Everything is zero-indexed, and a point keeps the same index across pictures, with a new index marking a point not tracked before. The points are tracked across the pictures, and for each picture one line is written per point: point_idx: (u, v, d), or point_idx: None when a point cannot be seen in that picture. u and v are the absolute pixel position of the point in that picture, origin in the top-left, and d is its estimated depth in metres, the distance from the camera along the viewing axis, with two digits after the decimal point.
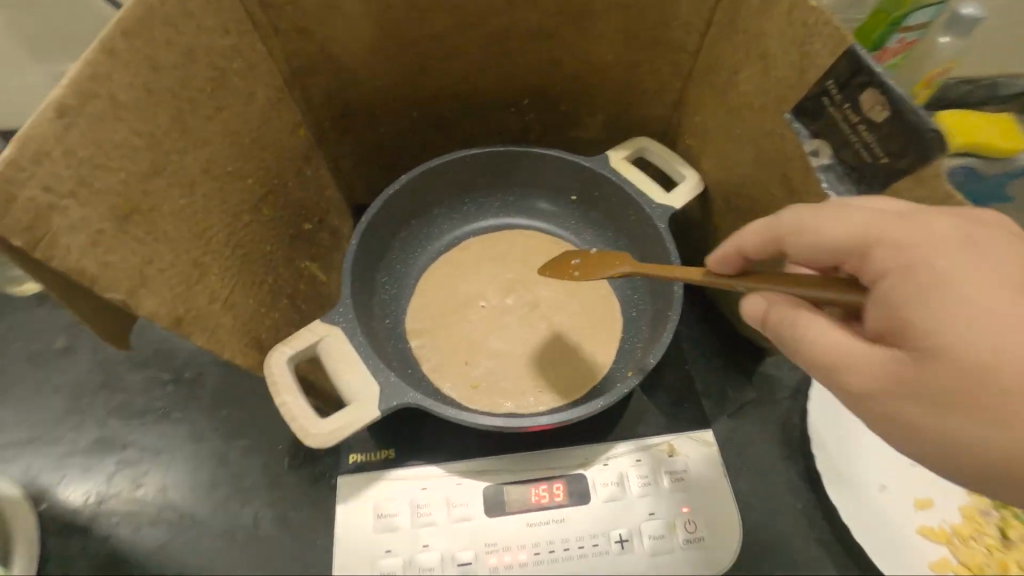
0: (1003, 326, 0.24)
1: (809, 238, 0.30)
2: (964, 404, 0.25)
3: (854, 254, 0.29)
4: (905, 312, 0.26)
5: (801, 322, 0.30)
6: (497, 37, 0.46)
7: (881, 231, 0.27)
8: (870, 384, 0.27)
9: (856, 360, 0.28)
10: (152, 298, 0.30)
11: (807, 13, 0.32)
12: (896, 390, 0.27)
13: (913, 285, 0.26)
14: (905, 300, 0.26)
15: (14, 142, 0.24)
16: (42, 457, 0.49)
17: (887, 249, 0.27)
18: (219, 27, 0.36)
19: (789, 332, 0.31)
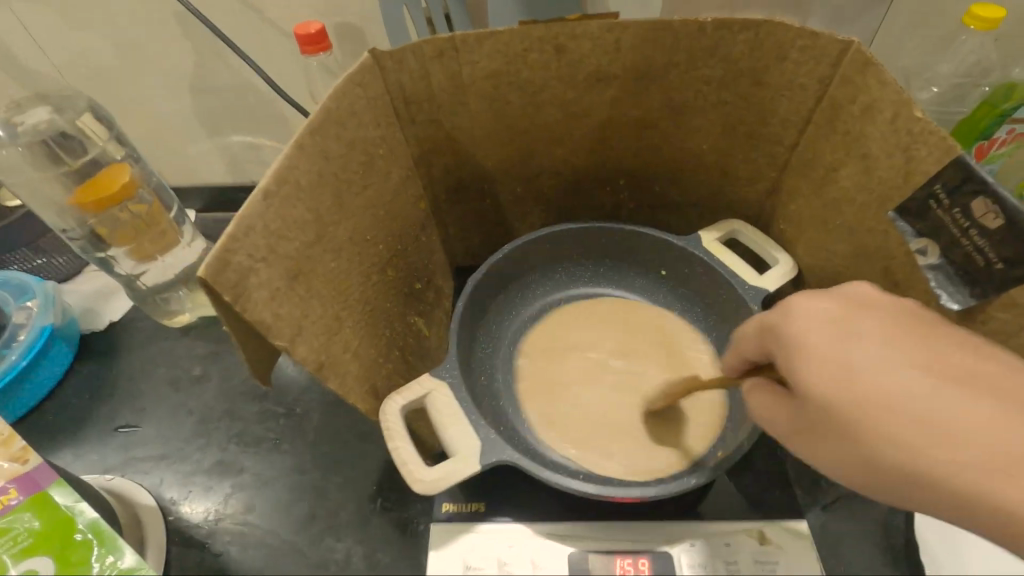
0: (897, 403, 0.28)
1: (771, 343, 0.33)
2: (905, 475, 0.28)
3: (786, 362, 0.32)
4: (830, 409, 0.29)
5: (772, 413, 0.34)
6: (601, 127, 0.50)
7: (806, 339, 0.31)
8: (834, 463, 0.30)
9: (816, 444, 0.31)
10: (304, 345, 0.36)
11: (912, 122, 0.35)
12: (857, 472, 0.29)
13: (831, 379, 0.30)
14: (823, 387, 0.30)
15: (235, 220, 0.30)
16: (173, 473, 0.56)
17: (817, 354, 0.30)
18: (373, 121, 0.43)
19: (770, 422, 0.34)
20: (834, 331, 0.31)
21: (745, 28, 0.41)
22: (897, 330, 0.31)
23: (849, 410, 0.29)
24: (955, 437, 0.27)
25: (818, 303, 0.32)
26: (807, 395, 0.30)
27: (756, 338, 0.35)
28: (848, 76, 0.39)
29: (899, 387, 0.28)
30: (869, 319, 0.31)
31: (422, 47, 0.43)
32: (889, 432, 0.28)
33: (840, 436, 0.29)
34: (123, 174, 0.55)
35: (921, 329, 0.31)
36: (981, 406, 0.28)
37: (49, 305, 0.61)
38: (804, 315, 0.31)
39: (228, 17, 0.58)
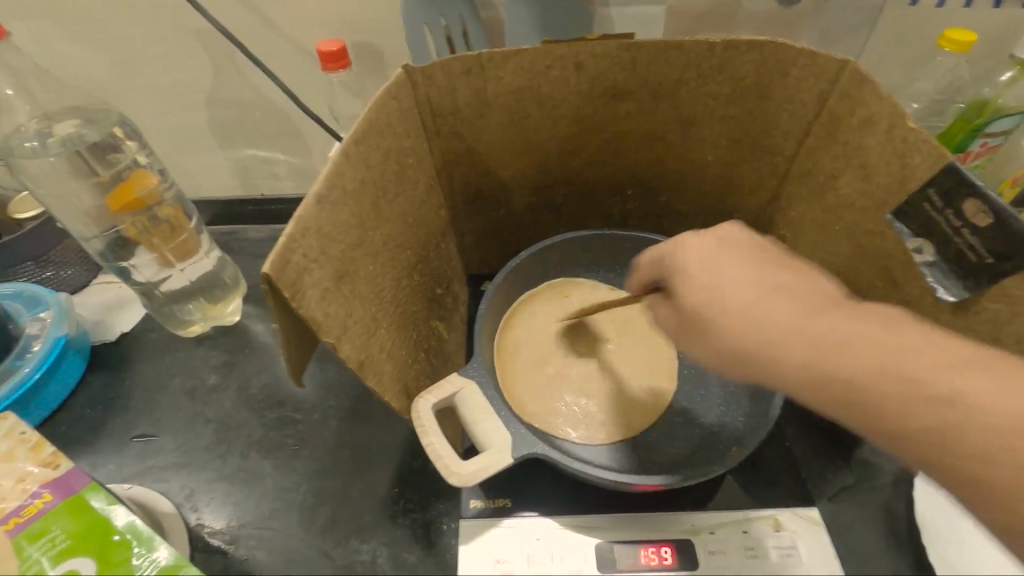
0: (761, 312, 0.33)
1: (664, 269, 0.40)
2: (757, 361, 0.33)
3: (679, 278, 0.38)
4: (699, 310, 0.36)
5: (669, 319, 0.39)
6: (612, 140, 0.54)
7: (706, 263, 0.37)
8: (709, 357, 0.36)
9: (697, 342, 0.36)
10: (349, 343, 0.37)
11: (907, 133, 0.39)
12: (719, 360, 0.35)
13: (704, 287, 0.36)
14: (698, 296, 0.36)
15: (293, 222, 0.33)
16: (193, 481, 0.56)
17: (692, 266, 0.37)
18: (404, 132, 0.45)
19: (665, 329, 0.40)
20: (700, 277, 0.37)
21: (751, 49, 0.44)
22: (727, 254, 0.37)
23: (707, 308, 0.35)
24: (798, 328, 0.32)
25: (705, 237, 0.39)
26: (688, 297, 0.37)
27: (651, 268, 0.42)
28: (846, 90, 0.43)
29: (745, 289, 0.34)
30: (730, 249, 0.37)
31: (451, 63, 0.45)
32: (733, 331, 0.34)
33: (708, 337, 0.35)
34: (149, 180, 0.58)
35: (759, 253, 0.37)
36: (806, 304, 0.33)
37: (63, 316, 0.61)
38: (700, 241, 0.38)
39: (251, 35, 0.61)
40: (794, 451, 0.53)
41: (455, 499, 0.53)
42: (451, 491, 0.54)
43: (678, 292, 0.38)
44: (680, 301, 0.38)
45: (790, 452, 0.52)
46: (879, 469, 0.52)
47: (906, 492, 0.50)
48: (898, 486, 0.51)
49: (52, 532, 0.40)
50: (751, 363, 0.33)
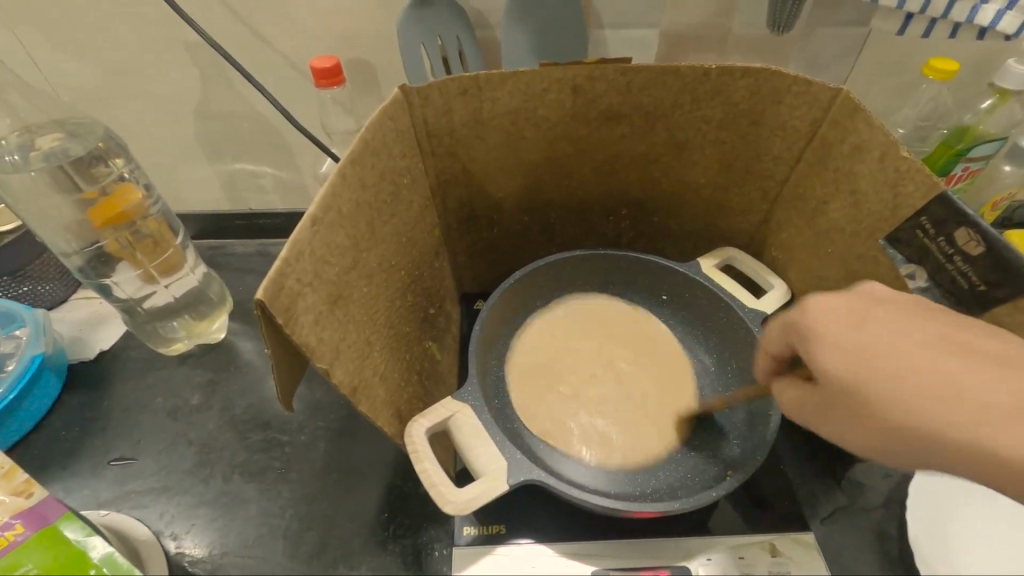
0: (941, 385, 0.31)
1: (794, 338, 0.35)
2: (904, 442, 0.31)
3: (807, 354, 0.34)
4: (846, 389, 0.32)
5: (801, 399, 0.36)
6: (607, 162, 0.54)
7: (826, 330, 0.33)
8: (853, 438, 0.33)
9: (841, 424, 0.33)
10: (342, 369, 0.36)
11: (898, 161, 0.40)
12: (867, 443, 0.33)
13: (856, 360, 0.32)
14: (851, 372, 0.32)
15: (288, 245, 0.32)
16: (174, 507, 0.54)
17: (827, 337, 0.33)
18: (399, 152, 0.45)
19: (796, 409, 0.36)
20: (854, 348, 0.32)
21: (745, 75, 0.45)
22: (900, 317, 0.34)
23: (857, 387, 0.32)
24: (965, 399, 0.30)
25: (836, 301, 0.34)
26: (828, 378, 0.33)
27: (780, 336, 0.37)
28: (838, 118, 0.44)
29: (914, 364, 0.31)
30: (878, 311, 0.34)
31: (448, 84, 0.45)
32: (909, 408, 0.31)
33: (863, 417, 0.32)
34: (133, 195, 0.57)
35: (925, 313, 0.34)
36: (974, 377, 0.31)
37: (40, 334, 0.59)
38: (821, 310, 0.34)
39: (244, 50, 0.60)
40: (787, 471, 0.53)
41: (447, 524, 0.52)
42: (442, 516, 0.53)
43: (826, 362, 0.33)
44: (817, 374, 0.34)
45: (783, 473, 0.52)
46: (869, 490, 0.52)
47: (897, 513, 0.50)
48: (889, 507, 0.51)
49: (23, 566, 0.38)
50: (896, 446, 0.31)
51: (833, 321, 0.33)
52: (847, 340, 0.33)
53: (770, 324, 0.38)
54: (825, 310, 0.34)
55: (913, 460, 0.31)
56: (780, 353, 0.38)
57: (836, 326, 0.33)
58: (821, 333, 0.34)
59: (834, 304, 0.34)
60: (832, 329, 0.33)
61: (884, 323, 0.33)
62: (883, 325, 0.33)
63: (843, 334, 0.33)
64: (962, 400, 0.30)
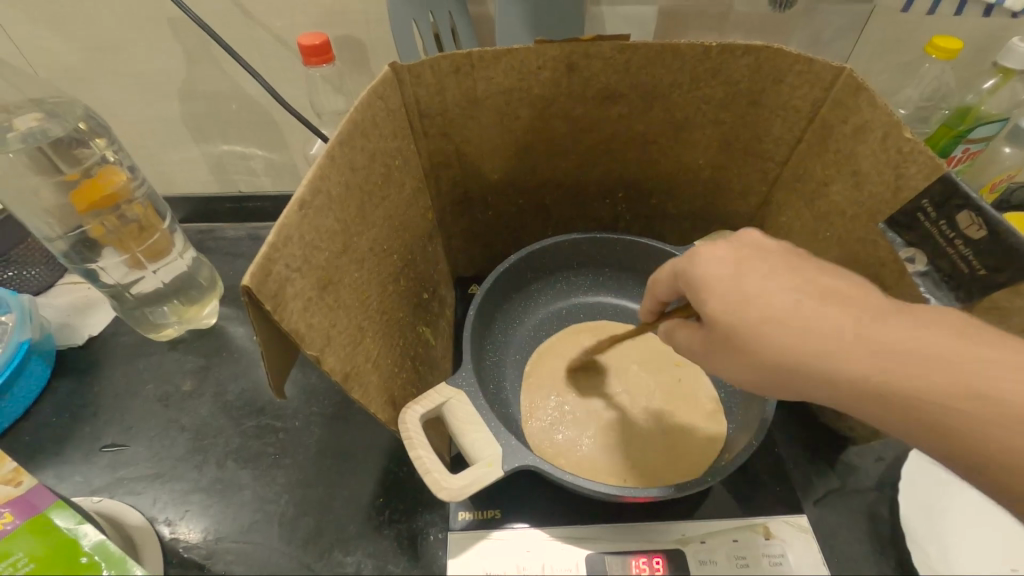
0: (806, 323, 0.32)
1: (685, 287, 0.37)
2: (782, 375, 0.32)
3: (718, 312, 0.34)
4: (729, 331, 0.34)
5: (690, 341, 0.37)
6: (604, 142, 0.53)
7: (736, 293, 0.34)
8: (736, 375, 0.35)
9: (717, 362, 0.35)
10: (333, 355, 0.35)
11: (901, 143, 0.39)
12: (749, 376, 0.34)
13: (773, 325, 0.32)
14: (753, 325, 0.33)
15: (275, 230, 0.31)
16: (168, 493, 0.53)
17: (712, 288, 0.35)
18: (390, 133, 0.43)
19: (688, 351, 0.38)
20: (731, 295, 0.34)
21: (746, 53, 0.44)
22: (773, 263, 0.35)
23: (740, 332, 0.33)
24: (811, 332, 0.32)
25: (720, 252, 0.36)
26: (713, 320, 0.34)
27: (669, 283, 0.39)
28: (840, 98, 0.43)
29: (773, 306, 0.33)
30: (776, 260, 0.35)
31: (440, 62, 0.44)
32: (767, 345, 0.32)
33: (736, 351, 0.34)
34: (119, 177, 0.56)
35: (792, 259, 0.35)
36: (829, 312, 0.32)
37: (26, 321, 0.58)
38: (716, 265, 0.35)
39: (229, 27, 0.58)
40: (780, 454, 0.53)
41: (442, 509, 0.52)
42: (437, 501, 0.53)
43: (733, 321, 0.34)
44: (702, 317, 0.35)
45: (778, 457, 0.52)
46: (861, 472, 0.52)
47: (889, 496, 0.51)
48: (881, 490, 0.51)
49: (14, 555, 0.38)
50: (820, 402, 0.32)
51: (744, 281, 0.34)
52: (733, 295, 0.34)
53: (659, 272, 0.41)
54: (714, 268, 0.35)
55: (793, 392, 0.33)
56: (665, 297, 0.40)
57: (737, 284, 0.34)
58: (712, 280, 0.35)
59: (719, 254, 0.36)
60: (746, 284, 0.34)
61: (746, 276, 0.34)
62: (734, 278, 0.34)
63: (716, 287, 0.34)
64: (811, 335, 0.32)
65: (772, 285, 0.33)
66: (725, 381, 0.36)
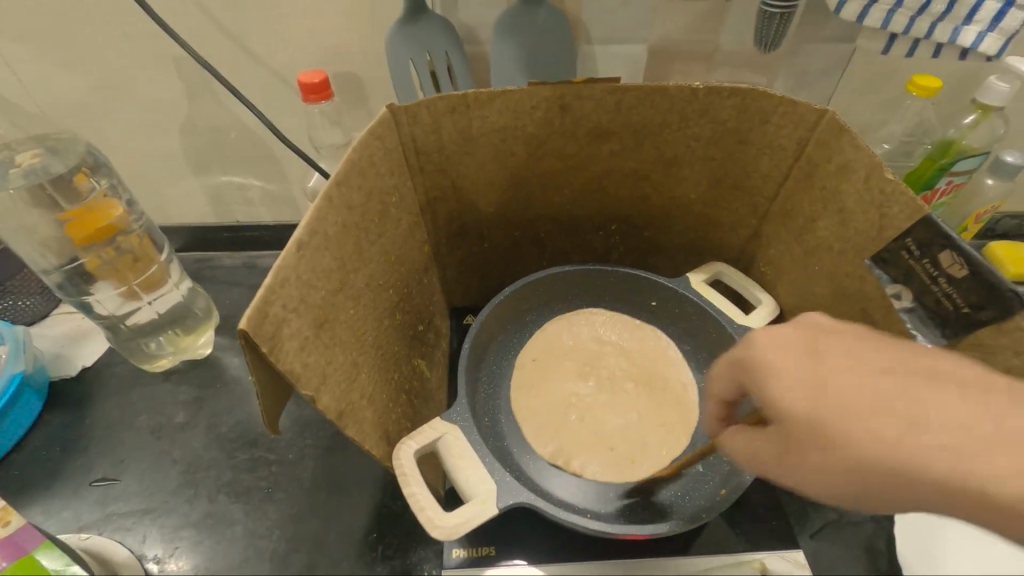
0: (909, 413, 0.27)
1: (745, 379, 0.32)
2: (886, 484, 0.27)
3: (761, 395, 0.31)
4: (818, 430, 0.28)
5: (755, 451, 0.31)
6: (596, 177, 0.54)
7: (773, 368, 0.30)
8: (832, 491, 0.28)
9: (797, 470, 0.29)
10: (327, 394, 0.36)
11: (883, 183, 0.40)
12: (847, 490, 0.28)
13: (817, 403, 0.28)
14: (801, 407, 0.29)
15: (272, 272, 0.31)
16: (158, 529, 0.53)
17: (778, 382, 0.30)
18: (387, 171, 0.44)
19: (757, 464, 0.32)
20: (807, 382, 0.29)
21: (733, 95, 0.45)
22: (853, 345, 0.30)
23: (830, 432, 0.28)
24: (916, 422, 0.27)
25: (782, 331, 0.32)
26: (789, 415, 0.29)
27: (727, 373, 0.34)
28: (824, 138, 0.45)
29: (867, 400, 0.28)
30: (831, 340, 0.31)
31: (436, 103, 0.45)
32: (863, 445, 0.27)
33: (828, 457, 0.28)
34: (115, 210, 0.56)
35: (873, 341, 0.31)
36: (930, 397, 0.27)
37: (19, 352, 0.58)
38: (766, 344, 0.31)
39: (231, 65, 0.60)
40: (776, 485, 0.53)
41: (436, 544, 0.51)
42: (430, 535, 0.52)
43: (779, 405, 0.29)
44: (772, 414, 0.30)
45: (774, 489, 0.52)
46: (856, 503, 0.52)
47: (885, 529, 0.50)
48: (877, 523, 0.51)
49: None
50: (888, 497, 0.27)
51: (787, 364, 0.30)
52: (784, 385, 0.29)
53: (716, 364, 0.35)
54: (772, 349, 0.31)
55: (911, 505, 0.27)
56: (722, 397, 0.35)
57: (781, 362, 0.30)
58: (754, 365, 0.31)
59: (778, 336, 0.31)
60: (786, 362, 0.30)
61: (786, 354, 0.30)
62: (780, 357, 0.30)
63: (767, 375, 0.30)
64: (914, 427, 0.27)
65: (840, 370, 0.29)
66: (812, 498, 0.29)
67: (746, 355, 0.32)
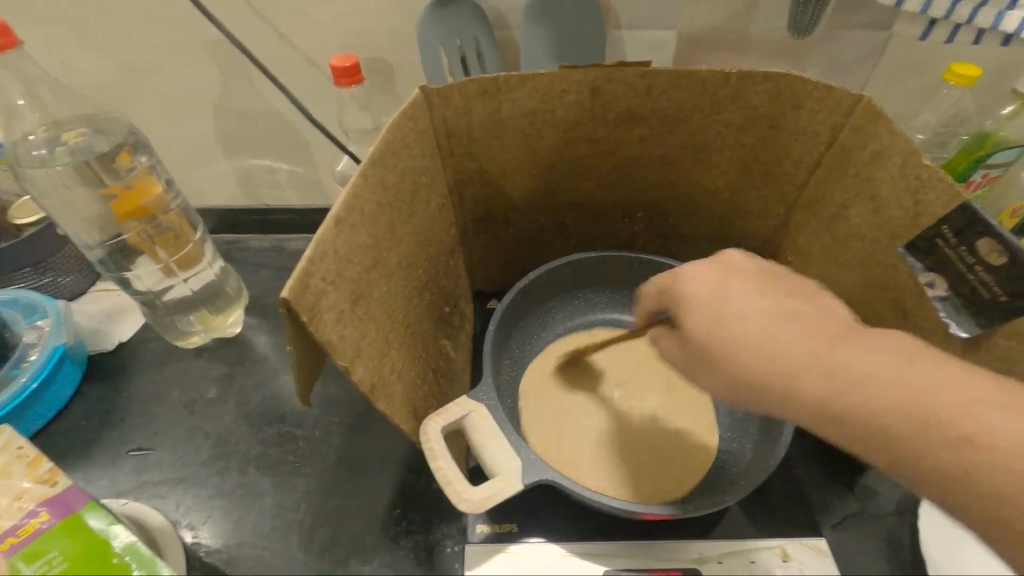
0: (795, 358, 0.34)
1: (671, 302, 0.41)
2: (754, 399, 0.35)
3: (680, 313, 0.39)
4: (703, 337, 0.37)
5: (674, 353, 0.40)
6: (624, 163, 0.54)
7: (694, 298, 0.38)
8: (717, 388, 0.37)
9: (708, 376, 0.37)
10: (361, 367, 0.37)
11: (920, 169, 0.40)
12: (723, 390, 0.37)
13: (710, 321, 0.37)
14: (703, 328, 0.37)
15: (313, 245, 0.32)
16: (191, 498, 0.55)
17: (693, 301, 0.38)
18: (419, 152, 0.45)
19: (671, 361, 0.40)
20: (711, 304, 0.37)
21: (766, 80, 0.45)
22: (763, 287, 0.37)
23: (714, 339, 0.36)
24: (831, 366, 0.33)
25: (703, 271, 0.39)
26: (694, 335, 0.37)
27: (657, 297, 0.43)
28: (859, 124, 0.44)
29: (752, 332, 0.35)
30: (734, 281, 0.38)
31: (468, 85, 0.45)
32: (741, 358, 0.35)
33: (716, 367, 0.36)
34: (154, 189, 0.57)
35: (775, 284, 0.38)
36: (834, 346, 0.34)
37: (62, 325, 0.60)
38: (693, 278, 0.39)
39: (264, 49, 0.61)
40: (798, 475, 0.53)
41: (459, 521, 0.52)
42: (453, 513, 0.53)
43: (686, 328, 0.38)
44: (687, 327, 0.38)
45: (795, 479, 0.52)
46: (880, 495, 0.52)
47: (908, 521, 0.50)
48: (900, 515, 0.50)
49: (50, 554, 0.39)
50: (748, 404, 0.36)
51: (706, 290, 0.38)
52: (695, 324, 0.37)
53: (649, 284, 0.45)
54: (692, 277, 0.40)
55: (764, 406, 0.35)
56: (654, 310, 0.44)
57: (702, 291, 0.38)
58: (690, 298, 0.39)
59: (733, 286, 0.37)
60: (704, 290, 0.38)
61: (733, 287, 0.37)
62: (711, 283, 0.38)
63: (689, 302, 0.39)
64: (826, 368, 0.33)
65: (742, 293, 0.37)
66: (706, 393, 0.38)
67: (674, 283, 0.41)
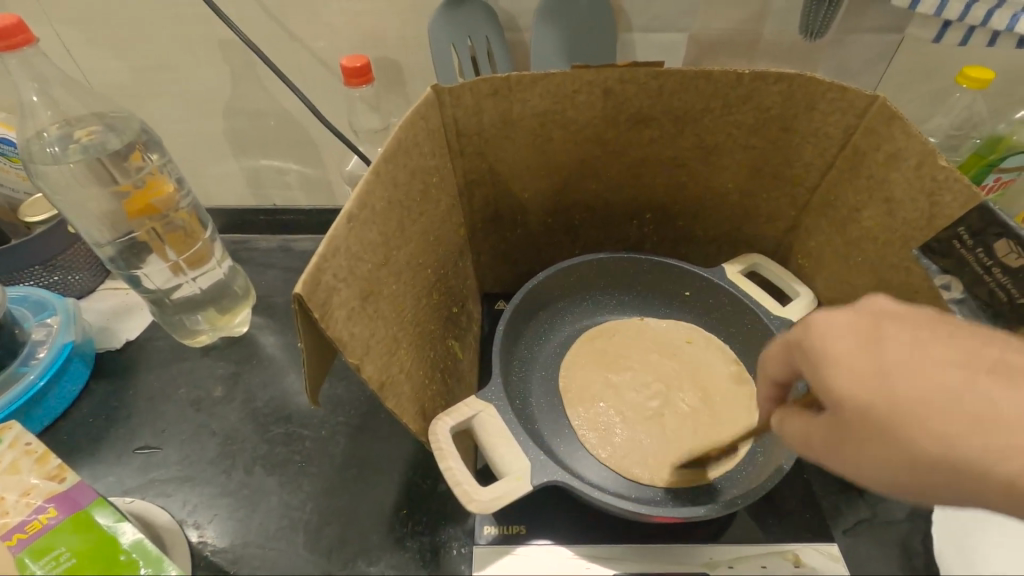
0: (961, 402, 0.29)
1: (801, 361, 0.33)
2: (938, 478, 0.29)
3: (813, 376, 0.32)
4: (869, 418, 0.29)
5: (806, 431, 0.33)
6: (634, 165, 0.54)
7: (824, 352, 0.32)
8: (877, 475, 0.30)
9: (853, 458, 0.31)
10: (371, 364, 0.36)
11: (936, 170, 0.40)
12: (886, 473, 0.30)
13: (857, 385, 0.30)
14: (866, 396, 0.30)
15: (326, 241, 0.32)
16: (196, 496, 0.54)
17: (837, 359, 0.31)
18: (430, 152, 0.45)
19: (803, 444, 0.33)
20: (867, 372, 0.30)
21: (780, 81, 0.45)
22: (914, 333, 0.31)
23: (887, 416, 0.29)
24: (986, 425, 0.28)
25: (839, 317, 0.32)
26: (843, 403, 0.30)
27: (782, 355, 0.36)
28: (873, 126, 0.44)
29: (930, 387, 0.29)
30: (890, 326, 0.32)
31: (479, 85, 0.45)
32: (910, 435, 0.29)
33: (879, 445, 0.29)
34: (165, 188, 0.58)
35: (936, 327, 0.32)
36: (984, 397, 0.29)
37: (70, 323, 0.61)
38: (823, 327, 0.32)
39: (275, 48, 0.61)
40: (809, 480, 0.52)
41: (465, 523, 0.52)
42: (459, 514, 0.53)
43: (836, 388, 0.31)
44: (828, 400, 0.31)
45: (805, 483, 0.52)
46: (891, 502, 0.51)
47: (920, 528, 0.49)
48: (913, 522, 0.50)
49: (57, 551, 0.39)
50: (942, 487, 0.29)
51: (846, 346, 0.31)
52: (846, 380, 0.30)
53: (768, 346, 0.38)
54: (839, 324, 0.32)
55: (952, 488, 0.29)
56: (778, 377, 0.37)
57: (839, 346, 0.31)
58: (825, 346, 0.32)
59: (839, 321, 0.32)
60: (844, 344, 0.31)
61: (852, 337, 0.31)
62: (841, 329, 0.32)
63: (832, 360, 0.31)
64: (980, 427, 0.28)
65: (905, 352, 0.30)
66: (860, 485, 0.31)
67: (803, 336, 0.33)
